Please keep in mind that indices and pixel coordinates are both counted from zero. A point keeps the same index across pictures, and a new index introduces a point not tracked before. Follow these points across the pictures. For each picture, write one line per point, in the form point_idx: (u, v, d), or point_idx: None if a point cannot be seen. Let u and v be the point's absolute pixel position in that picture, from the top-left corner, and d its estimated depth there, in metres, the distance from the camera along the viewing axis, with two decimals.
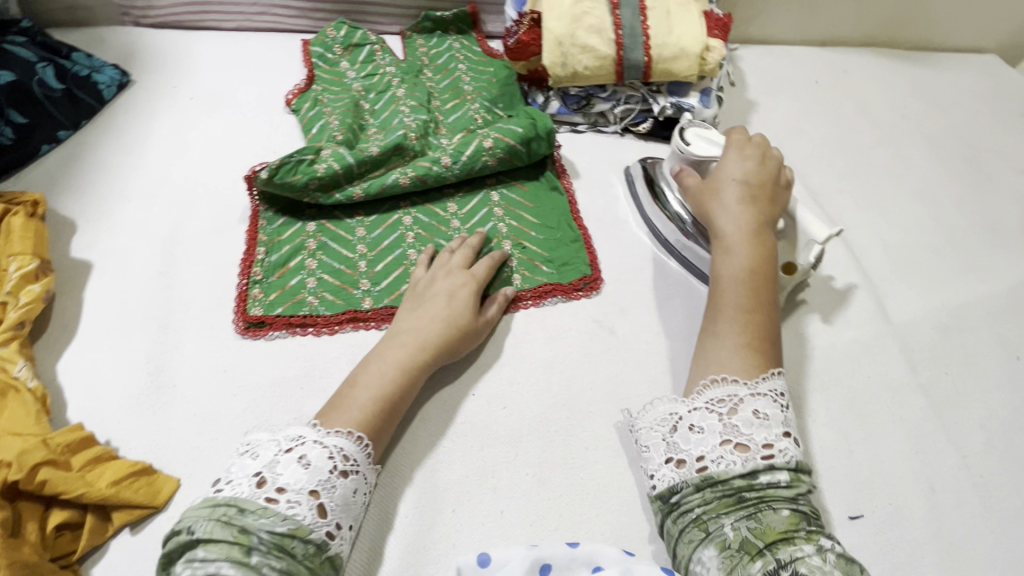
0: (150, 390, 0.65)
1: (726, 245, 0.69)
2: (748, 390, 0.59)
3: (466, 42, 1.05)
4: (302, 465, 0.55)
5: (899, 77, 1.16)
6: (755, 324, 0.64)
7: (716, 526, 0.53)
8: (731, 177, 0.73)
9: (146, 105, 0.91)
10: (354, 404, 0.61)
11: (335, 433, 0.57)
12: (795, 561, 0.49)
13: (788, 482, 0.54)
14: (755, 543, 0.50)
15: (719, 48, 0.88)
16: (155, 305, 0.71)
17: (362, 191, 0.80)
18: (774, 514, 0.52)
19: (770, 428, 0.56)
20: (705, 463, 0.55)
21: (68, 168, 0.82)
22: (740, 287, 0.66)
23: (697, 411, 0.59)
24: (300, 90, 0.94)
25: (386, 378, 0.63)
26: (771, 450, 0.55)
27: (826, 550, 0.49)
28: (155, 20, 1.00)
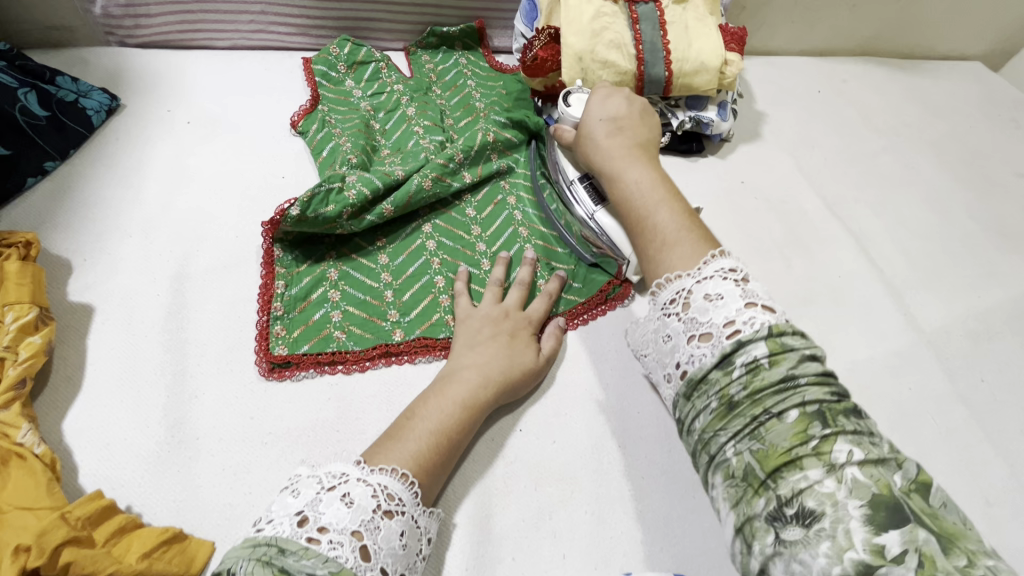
0: (172, 444, 0.59)
1: (614, 170, 0.66)
2: (693, 279, 0.54)
3: (473, 57, 1.02)
4: (345, 503, 0.48)
5: (895, 86, 1.18)
6: (681, 230, 0.58)
7: (717, 450, 0.45)
8: (597, 118, 0.72)
9: (140, 131, 0.85)
10: (410, 438, 0.56)
11: (379, 471, 0.52)
12: (802, 493, 0.40)
13: (768, 358, 0.45)
14: (757, 474, 0.42)
15: (737, 61, 0.87)
16: (167, 349, 0.65)
17: (391, 206, 0.76)
18: (776, 425, 0.43)
19: (727, 305, 0.50)
20: (682, 369, 0.52)
21: (58, 203, 0.75)
22: (646, 190, 0.62)
23: (660, 320, 0.56)
24: (306, 111, 0.89)
25: (447, 412, 0.59)
26: (734, 326, 0.48)
27: (844, 470, 0.39)
28: (143, 40, 0.94)
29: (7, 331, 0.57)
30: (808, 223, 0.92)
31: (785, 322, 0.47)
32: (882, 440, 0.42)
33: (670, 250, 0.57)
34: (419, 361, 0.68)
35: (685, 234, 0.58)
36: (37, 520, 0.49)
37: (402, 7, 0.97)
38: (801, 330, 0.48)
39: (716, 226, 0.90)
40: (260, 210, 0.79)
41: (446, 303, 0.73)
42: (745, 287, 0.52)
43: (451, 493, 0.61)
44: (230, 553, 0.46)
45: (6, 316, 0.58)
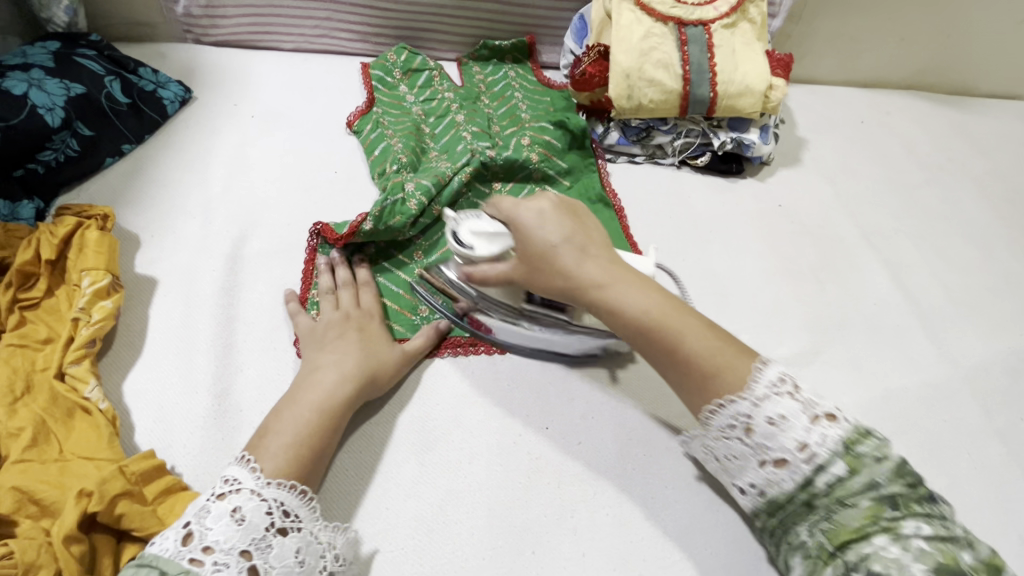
0: (219, 411, 0.63)
1: (604, 298, 0.58)
2: (748, 403, 0.52)
3: (522, 70, 1.06)
4: (234, 519, 0.50)
5: (942, 121, 1.17)
6: (713, 346, 0.55)
7: (795, 534, 0.53)
8: (551, 243, 0.60)
9: (208, 121, 0.91)
10: (276, 445, 0.56)
11: (274, 485, 0.53)
12: (869, 558, 0.47)
13: (846, 472, 0.50)
14: (828, 547, 0.50)
15: (782, 87, 0.89)
16: (218, 324, 0.69)
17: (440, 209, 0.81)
18: (849, 510, 0.50)
19: (795, 428, 0.51)
20: (760, 488, 0.55)
21: (130, 182, 0.81)
22: (670, 317, 0.56)
23: (721, 440, 0.55)
24: (361, 112, 0.94)
25: (303, 419, 0.59)
26: (807, 450, 0.51)
27: (911, 540, 0.47)
28: (217, 38, 1.01)
29: (83, 294, 0.62)
30: (845, 250, 0.92)
31: (850, 430, 0.51)
32: (944, 508, 0.50)
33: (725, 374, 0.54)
34: (447, 355, 0.71)
35: (723, 355, 0.55)
36: (97, 469, 0.53)
37: (459, 19, 1.02)
38: (865, 428, 0.52)
39: (750, 247, 0.91)
40: (312, 202, 0.84)
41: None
42: (801, 396, 0.53)
43: (478, 483, 0.63)
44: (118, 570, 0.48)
45: (84, 280, 0.63)
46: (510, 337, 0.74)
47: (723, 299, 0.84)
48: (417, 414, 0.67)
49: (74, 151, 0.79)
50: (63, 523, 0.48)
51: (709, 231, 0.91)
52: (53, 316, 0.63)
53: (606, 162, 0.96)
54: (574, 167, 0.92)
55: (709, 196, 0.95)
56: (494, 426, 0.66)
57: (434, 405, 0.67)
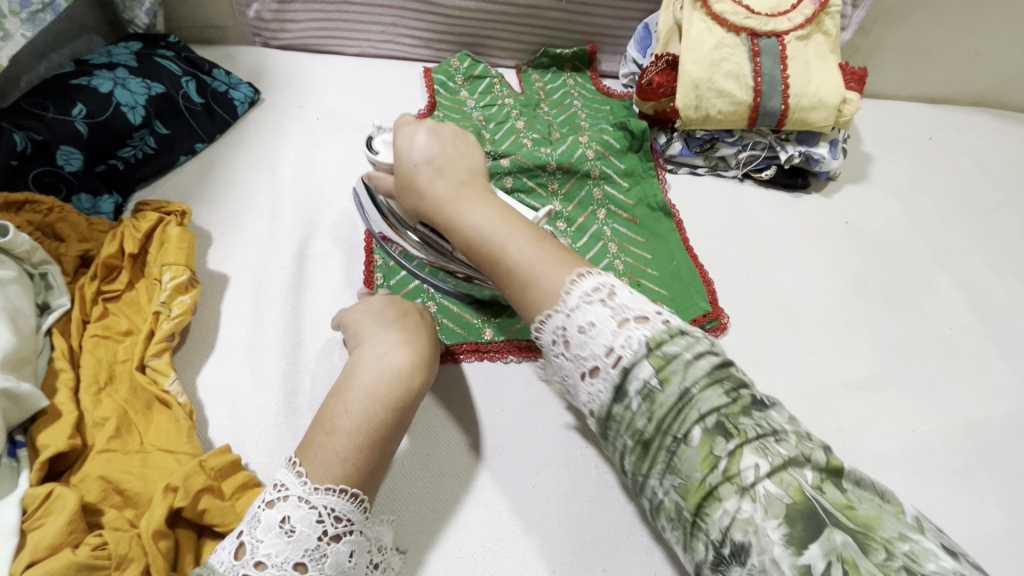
0: (290, 407, 0.63)
1: (450, 215, 0.59)
2: (563, 315, 0.50)
3: (581, 79, 1.05)
4: (284, 531, 0.46)
5: (1015, 140, 1.13)
6: (535, 253, 0.54)
7: (652, 493, 0.47)
8: (415, 162, 0.61)
9: (275, 122, 0.92)
10: (333, 446, 0.51)
11: (323, 490, 0.49)
12: (730, 529, 0.41)
13: (661, 381, 0.46)
14: (685, 503, 0.44)
15: (857, 101, 0.86)
16: (287, 322, 0.70)
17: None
18: (687, 448, 0.44)
19: (600, 337, 0.48)
20: (591, 408, 0.50)
21: (202, 181, 0.83)
22: (516, 226, 0.56)
23: (553, 359, 0.52)
24: (423, 116, 0.95)
25: (372, 406, 0.54)
26: (615, 354, 0.47)
27: (754, 489, 0.41)
28: (284, 42, 1.03)
29: (164, 289, 0.63)
30: (917, 270, 0.89)
31: (658, 331, 0.47)
32: (777, 417, 0.45)
33: (533, 294, 0.53)
34: (510, 360, 0.71)
35: (542, 265, 0.54)
36: (178, 463, 0.54)
37: (521, 26, 1.02)
38: (680, 329, 0.48)
39: (817, 264, 0.88)
40: None
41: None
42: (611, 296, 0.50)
43: (546, 494, 0.62)
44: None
45: (165, 275, 0.64)
46: None
47: (792, 316, 0.82)
48: (484, 418, 0.67)
49: (151, 148, 0.81)
50: (150, 518, 0.49)
51: (773, 246, 0.89)
52: (133, 309, 0.64)
53: (667, 173, 0.95)
54: (633, 168, 0.91)
55: (774, 210, 0.93)
56: (559, 436, 0.66)
57: (500, 411, 0.67)
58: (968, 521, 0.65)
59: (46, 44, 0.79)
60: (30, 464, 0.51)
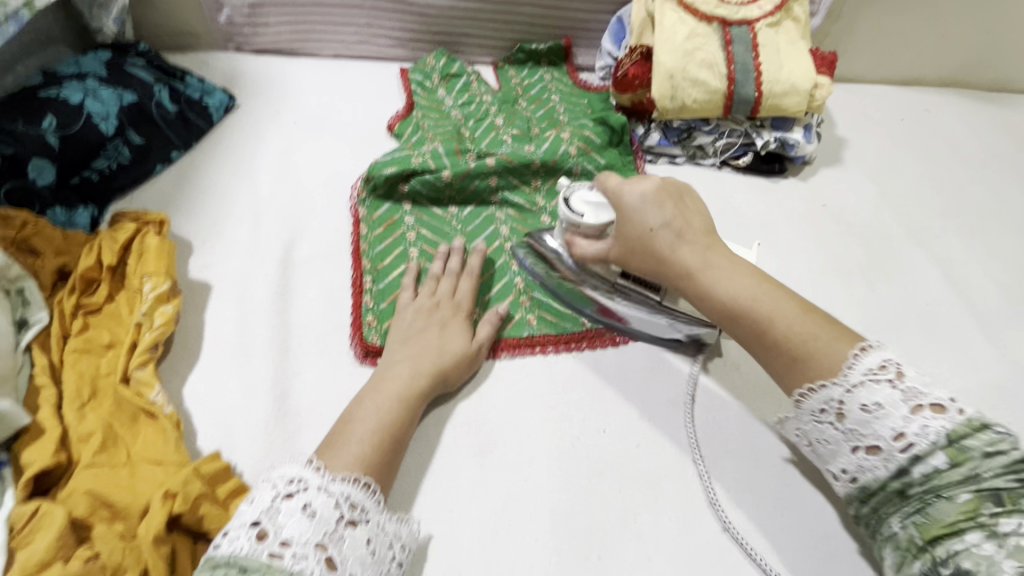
0: (279, 413, 0.63)
1: (696, 284, 0.59)
2: (843, 388, 0.51)
3: (557, 73, 1.06)
4: (306, 514, 0.48)
5: (983, 118, 1.15)
6: (808, 327, 0.54)
7: (887, 526, 0.51)
8: (649, 227, 0.60)
9: (253, 128, 0.92)
10: (353, 438, 0.56)
11: (340, 480, 0.51)
12: (959, 555, 0.45)
13: (950, 462, 0.47)
14: (916, 539, 0.48)
15: (828, 85, 0.88)
16: (274, 328, 0.69)
17: (451, 173, 0.83)
18: (945, 503, 0.47)
19: (889, 417, 0.49)
20: (852, 475, 0.53)
21: (180, 189, 0.82)
22: (768, 291, 0.56)
23: (812, 423, 0.54)
24: (401, 116, 0.95)
25: (384, 411, 0.59)
26: (905, 438, 0.49)
27: (1010, 539, 0.43)
28: (257, 47, 1.02)
29: (145, 300, 0.63)
30: (894, 248, 0.91)
31: (960, 424, 0.47)
32: None
33: (819, 358, 0.52)
34: (503, 358, 0.71)
35: (816, 336, 0.53)
36: (166, 474, 0.53)
37: (495, 23, 1.02)
38: (980, 419, 0.48)
39: (797, 247, 0.89)
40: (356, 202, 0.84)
41: (528, 303, 0.75)
42: (903, 385, 0.50)
43: (540, 487, 0.62)
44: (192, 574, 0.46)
45: (146, 285, 0.63)
46: (568, 334, 0.73)
47: None
48: (473, 414, 0.66)
49: (126, 159, 0.80)
50: (149, 524, 0.49)
51: (753, 232, 0.90)
52: (114, 321, 0.63)
53: (646, 163, 0.95)
54: (613, 163, 0.92)
55: (754, 196, 0.94)
56: (551, 427, 0.66)
57: (490, 407, 0.67)
58: None
59: (12, 55, 0.78)
60: (15, 483, 0.51)
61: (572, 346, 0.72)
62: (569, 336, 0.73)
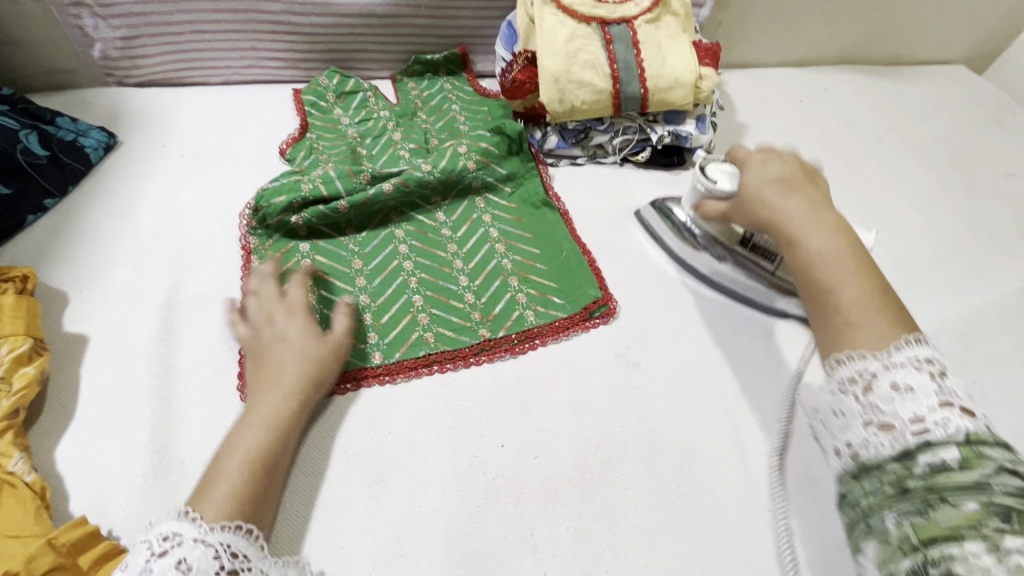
0: (160, 466, 0.61)
1: (792, 234, 0.60)
2: (882, 363, 0.50)
3: (458, 82, 1.04)
4: (181, 570, 0.47)
5: (877, 93, 1.19)
6: (873, 306, 0.53)
7: (878, 520, 0.45)
8: (760, 184, 0.66)
9: (136, 165, 0.88)
10: (223, 476, 0.55)
11: (220, 529, 0.50)
12: (951, 564, 0.40)
13: (961, 462, 0.43)
14: (910, 539, 0.43)
15: (712, 76, 0.89)
16: (156, 375, 0.67)
17: (347, 202, 0.80)
18: (949, 508, 0.42)
19: (919, 401, 0.47)
20: (856, 450, 0.49)
21: (56, 238, 0.78)
22: (866, 309, 0.53)
23: (833, 394, 0.52)
24: (294, 140, 0.93)
25: (258, 439, 0.58)
26: (924, 425, 0.45)
27: (1011, 554, 0.39)
28: (141, 79, 0.99)
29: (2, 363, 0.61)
30: None
31: (985, 429, 0.45)
32: None
33: (856, 329, 0.52)
34: (400, 380, 0.70)
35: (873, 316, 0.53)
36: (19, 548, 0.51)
37: (385, 36, 1.00)
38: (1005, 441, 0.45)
39: None
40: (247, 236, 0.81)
41: (425, 321, 0.75)
42: (942, 382, 0.48)
43: (435, 511, 0.61)
44: None
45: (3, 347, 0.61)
46: (464, 350, 0.73)
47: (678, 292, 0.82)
48: (368, 444, 0.65)
49: None
50: None
51: None
52: None
53: (548, 167, 0.95)
54: (516, 172, 0.89)
55: (655, 189, 0.94)
56: (447, 449, 0.65)
57: (385, 433, 0.66)
58: None
59: None
60: None
61: (469, 361, 0.72)
62: (466, 351, 0.73)
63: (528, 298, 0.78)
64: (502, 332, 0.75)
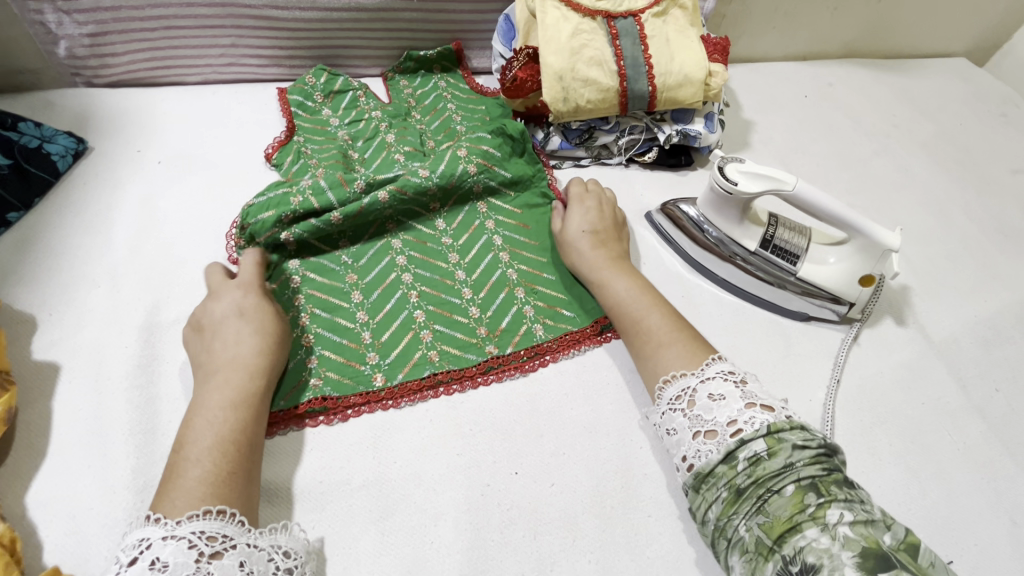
0: (144, 507, 0.55)
1: (602, 279, 0.71)
2: (698, 378, 0.58)
3: (453, 80, 0.98)
4: (157, 570, 0.44)
5: (882, 87, 1.16)
6: (671, 333, 0.64)
7: (733, 531, 0.50)
8: (580, 231, 0.75)
9: (108, 173, 0.82)
10: (189, 482, 0.50)
11: (192, 519, 0.48)
12: (802, 550, 0.45)
13: (768, 451, 0.50)
14: (766, 542, 0.47)
15: (722, 72, 0.85)
16: (137, 406, 0.61)
17: (340, 213, 0.75)
18: (777, 498, 0.48)
19: (730, 406, 0.54)
20: (691, 462, 0.54)
21: (21, 254, 0.72)
22: (669, 326, 0.65)
23: (668, 414, 0.58)
24: (280, 143, 0.86)
25: (220, 425, 0.55)
26: (737, 425, 0.53)
27: (835, 526, 0.45)
28: (111, 79, 0.92)
29: None
30: None
31: (780, 419, 0.52)
32: (867, 501, 0.48)
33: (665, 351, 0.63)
34: (404, 405, 0.66)
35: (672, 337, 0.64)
36: None
37: (376, 32, 0.95)
38: (800, 423, 0.53)
39: None
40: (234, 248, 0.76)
41: (428, 338, 0.70)
42: (741, 385, 0.57)
43: (446, 548, 0.57)
44: None
45: None
46: (471, 368, 0.68)
47: (692, 302, 0.78)
48: (373, 475, 0.61)
49: None
50: None
51: None
52: None
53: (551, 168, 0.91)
54: (521, 174, 0.83)
55: (663, 191, 0.90)
56: (457, 478, 0.61)
57: (391, 463, 0.61)
58: (871, 484, 0.64)
59: None
60: None
61: (476, 381, 0.68)
62: (473, 370, 0.68)
63: (535, 311, 0.73)
64: (510, 349, 0.70)
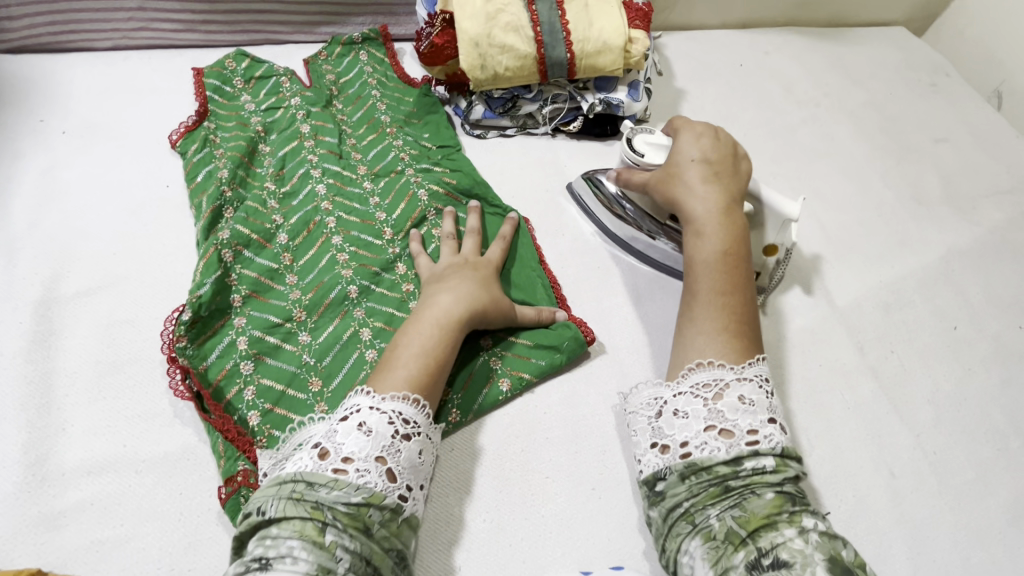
0: (35, 480, 0.56)
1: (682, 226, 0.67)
2: (735, 374, 0.55)
3: (373, 50, 0.96)
4: (363, 432, 0.51)
5: (817, 56, 1.16)
6: (721, 305, 0.60)
7: (703, 518, 0.49)
8: (689, 161, 0.68)
9: (7, 143, 0.79)
10: (403, 361, 0.57)
11: (391, 399, 0.54)
12: (778, 546, 0.45)
13: (774, 467, 0.50)
14: (738, 534, 0.47)
15: (642, 40, 0.85)
16: (30, 381, 0.61)
17: (286, 234, 0.75)
18: (758, 500, 0.48)
19: (755, 414, 0.53)
20: (688, 450, 0.52)
21: None
22: (721, 303, 0.60)
23: (685, 393, 0.56)
24: (187, 128, 0.82)
25: (431, 337, 0.60)
26: (756, 436, 0.52)
27: (809, 532, 0.46)
28: (12, 45, 0.88)
29: None
30: None
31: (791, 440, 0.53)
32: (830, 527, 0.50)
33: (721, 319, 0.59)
34: None
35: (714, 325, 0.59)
36: None
37: None
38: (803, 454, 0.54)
39: None
40: (142, 222, 0.74)
41: None
42: (771, 397, 0.55)
43: None
44: (261, 492, 0.49)
45: None
46: None
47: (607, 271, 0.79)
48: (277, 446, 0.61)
49: None
50: None
51: None
52: None
53: (473, 139, 0.90)
54: (461, 166, 0.83)
55: (588, 160, 0.89)
56: None
57: None
58: None
59: None
60: None
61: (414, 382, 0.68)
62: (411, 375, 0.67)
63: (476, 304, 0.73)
64: None
